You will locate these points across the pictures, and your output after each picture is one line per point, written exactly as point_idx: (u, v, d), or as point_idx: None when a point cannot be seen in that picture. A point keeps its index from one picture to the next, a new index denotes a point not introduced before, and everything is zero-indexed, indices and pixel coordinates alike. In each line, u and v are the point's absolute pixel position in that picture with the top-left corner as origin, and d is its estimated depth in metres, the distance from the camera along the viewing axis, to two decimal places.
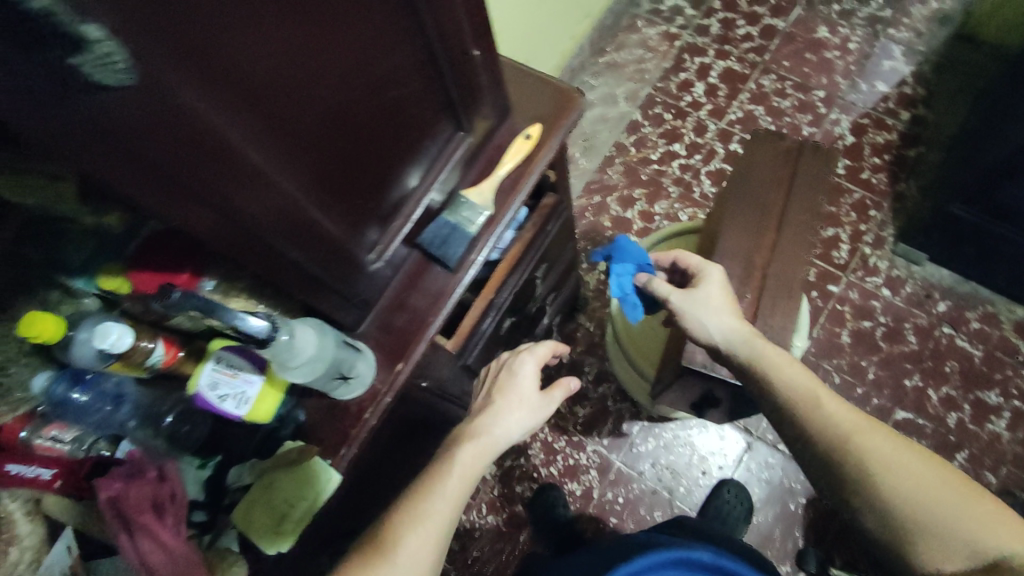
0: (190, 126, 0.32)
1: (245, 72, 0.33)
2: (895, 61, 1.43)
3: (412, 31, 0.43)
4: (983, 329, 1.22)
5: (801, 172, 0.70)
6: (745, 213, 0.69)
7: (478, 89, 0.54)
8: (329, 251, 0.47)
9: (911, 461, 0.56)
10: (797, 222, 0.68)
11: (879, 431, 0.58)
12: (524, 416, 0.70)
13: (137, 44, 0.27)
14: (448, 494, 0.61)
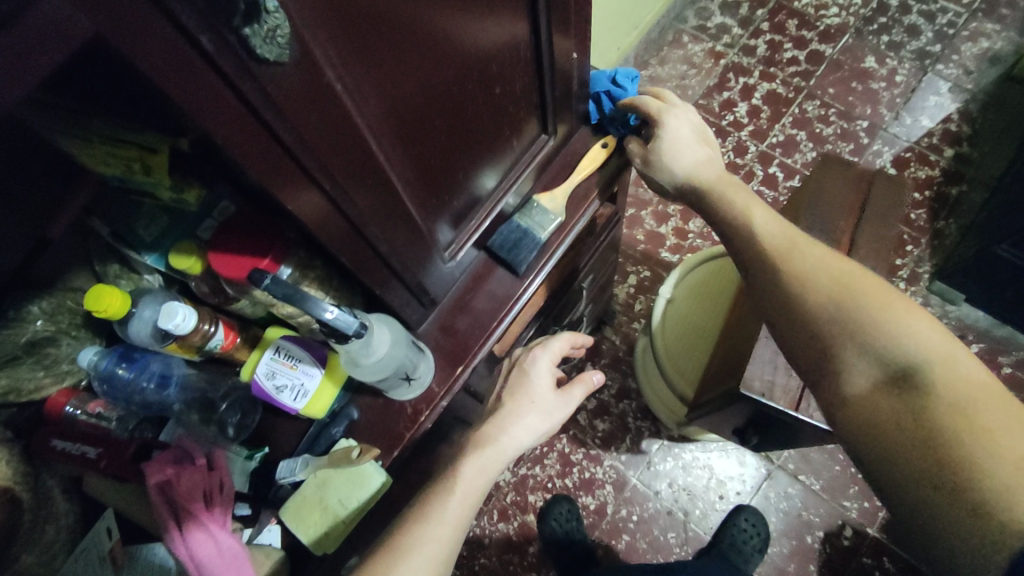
0: (330, 107, 0.31)
1: (384, 51, 0.33)
2: (942, 97, 1.41)
3: (523, 27, 0.43)
4: (1015, 375, 1.21)
5: (873, 202, 0.68)
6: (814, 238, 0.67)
7: (568, 93, 0.53)
8: (412, 245, 0.46)
9: (927, 338, 0.44)
10: (869, 248, 0.65)
11: (858, 278, 0.48)
12: (535, 422, 0.63)
13: (301, 18, 0.26)
14: (448, 518, 0.55)
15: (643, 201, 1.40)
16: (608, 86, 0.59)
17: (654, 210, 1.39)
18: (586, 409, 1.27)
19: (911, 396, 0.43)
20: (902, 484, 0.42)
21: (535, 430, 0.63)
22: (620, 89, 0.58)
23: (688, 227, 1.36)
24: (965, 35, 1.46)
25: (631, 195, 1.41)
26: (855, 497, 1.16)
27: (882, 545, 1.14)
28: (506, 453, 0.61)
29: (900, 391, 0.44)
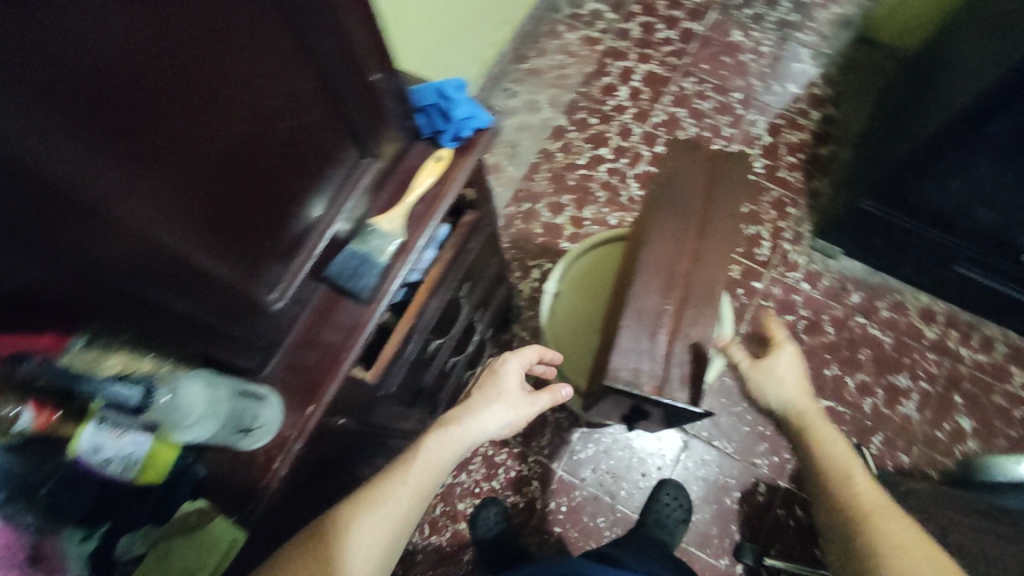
0: (40, 185, 0.29)
1: (101, 116, 0.31)
2: (804, 63, 1.49)
3: (296, 57, 0.41)
4: (892, 317, 1.29)
5: (723, 179, 0.68)
6: (668, 220, 0.66)
7: (382, 113, 0.52)
8: (224, 296, 0.44)
9: (905, 531, 0.54)
10: (722, 229, 0.66)
11: (831, 450, 0.63)
12: (497, 413, 0.73)
13: None
14: (416, 474, 0.65)
15: (537, 195, 1.41)
16: (434, 100, 0.58)
17: (548, 202, 1.40)
18: None
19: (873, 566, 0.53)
20: None
21: (499, 424, 0.73)
22: (448, 103, 0.57)
23: (583, 215, 1.38)
24: (817, 4, 1.54)
25: (524, 190, 1.42)
26: (764, 454, 1.22)
27: (793, 495, 1.20)
28: (468, 437, 0.71)
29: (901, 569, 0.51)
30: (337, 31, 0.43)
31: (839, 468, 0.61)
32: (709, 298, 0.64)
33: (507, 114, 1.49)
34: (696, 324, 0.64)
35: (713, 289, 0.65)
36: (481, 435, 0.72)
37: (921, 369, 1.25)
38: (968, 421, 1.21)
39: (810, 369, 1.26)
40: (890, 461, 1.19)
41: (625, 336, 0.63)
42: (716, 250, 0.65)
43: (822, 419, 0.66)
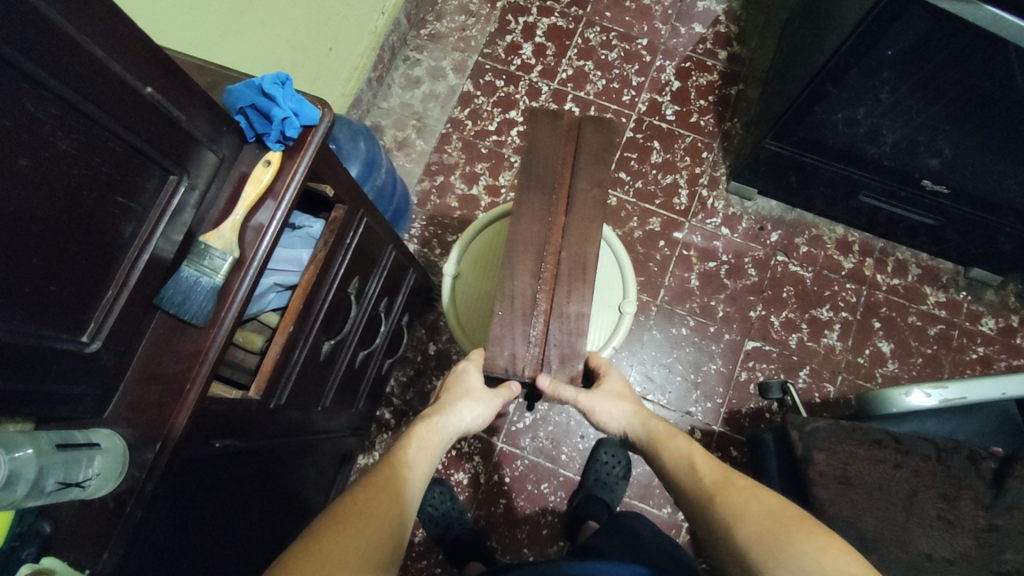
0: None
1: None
2: (708, 1, 1.45)
3: (22, 82, 0.34)
4: (810, 251, 1.31)
5: (585, 147, 0.67)
6: (533, 198, 0.65)
7: (178, 126, 0.46)
8: (0, 359, 0.38)
9: (754, 500, 0.55)
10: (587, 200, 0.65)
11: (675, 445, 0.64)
12: (474, 407, 0.69)
13: None
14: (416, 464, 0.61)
15: (449, 167, 1.36)
16: (253, 99, 0.54)
17: (461, 174, 1.36)
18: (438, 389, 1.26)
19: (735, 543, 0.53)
20: None
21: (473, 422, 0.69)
22: (267, 101, 0.53)
23: (498, 183, 1.35)
24: None
25: (437, 163, 1.37)
26: (698, 401, 1.22)
27: (728, 438, 1.20)
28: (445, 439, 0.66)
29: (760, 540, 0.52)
30: (75, 47, 0.37)
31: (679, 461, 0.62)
32: (582, 273, 0.62)
33: (411, 85, 1.42)
34: (570, 300, 0.62)
35: (586, 261, 0.63)
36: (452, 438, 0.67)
37: (841, 300, 1.28)
38: (887, 344, 1.25)
39: (735, 313, 1.28)
40: (817, 392, 1.22)
41: (498, 324, 0.62)
42: (585, 220, 0.64)
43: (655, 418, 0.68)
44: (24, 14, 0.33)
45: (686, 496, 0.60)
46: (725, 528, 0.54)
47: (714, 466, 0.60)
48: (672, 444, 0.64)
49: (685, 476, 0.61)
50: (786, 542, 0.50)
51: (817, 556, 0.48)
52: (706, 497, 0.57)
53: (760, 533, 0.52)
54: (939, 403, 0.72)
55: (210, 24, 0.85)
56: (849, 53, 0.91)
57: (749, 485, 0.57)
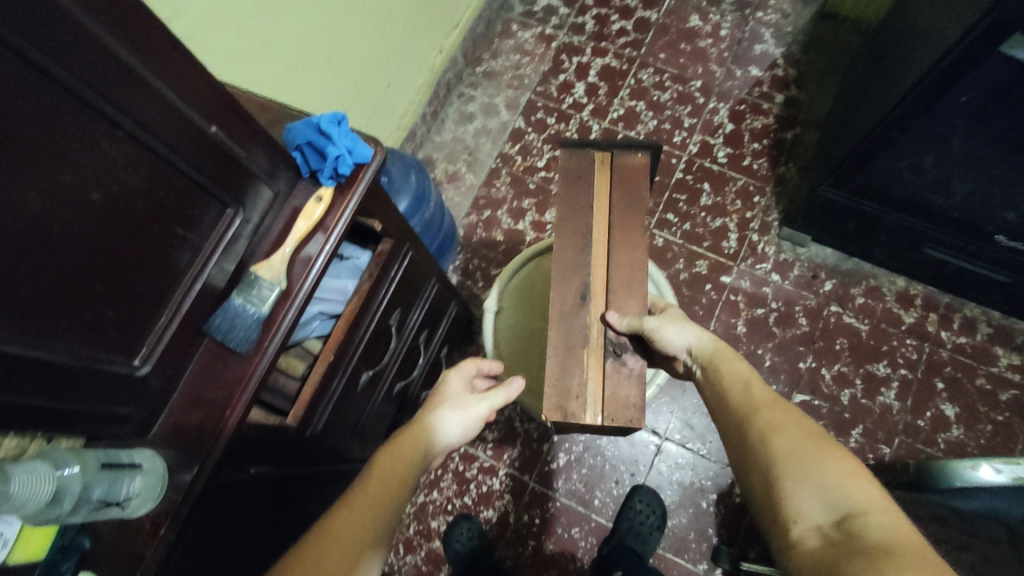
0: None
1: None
2: (766, 44, 1.44)
3: (99, 121, 0.37)
4: (867, 303, 1.25)
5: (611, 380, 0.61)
6: (572, 335, 0.63)
7: (237, 163, 0.48)
8: (54, 379, 0.40)
9: (794, 427, 0.57)
10: (628, 241, 0.65)
11: (739, 372, 0.65)
12: (451, 417, 0.70)
13: None
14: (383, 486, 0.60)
15: (497, 201, 1.38)
16: (310, 136, 0.55)
17: (508, 209, 1.37)
18: None
19: (772, 456, 0.56)
20: (812, 556, 0.49)
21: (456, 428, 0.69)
22: (323, 140, 0.55)
23: (544, 219, 1.36)
24: None
25: (484, 198, 1.39)
26: None
27: None
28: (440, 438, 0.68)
29: (802, 472, 0.53)
30: (151, 91, 0.39)
31: (742, 407, 0.62)
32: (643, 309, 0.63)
33: (464, 120, 1.45)
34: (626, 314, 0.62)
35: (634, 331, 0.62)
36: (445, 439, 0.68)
37: (900, 356, 1.21)
38: (951, 407, 1.17)
39: (785, 364, 1.22)
40: (871, 454, 1.15)
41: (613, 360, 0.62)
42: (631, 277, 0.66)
43: (730, 354, 0.68)
44: (104, 60, 0.36)
45: (727, 414, 0.63)
46: (762, 445, 0.57)
47: (766, 390, 0.62)
48: (729, 365, 0.67)
49: (732, 393, 0.64)
50: (812, 463, 0.53)
51: (841, 477, 0.52)
52: (746, 407, 0.61)
53: (783, 451, 0.55)
54: (1008, 481, 0.65)
55: (278, 60, 0.89)
56: (919, 99, 0.87)
57: (791, 410, 0.59)
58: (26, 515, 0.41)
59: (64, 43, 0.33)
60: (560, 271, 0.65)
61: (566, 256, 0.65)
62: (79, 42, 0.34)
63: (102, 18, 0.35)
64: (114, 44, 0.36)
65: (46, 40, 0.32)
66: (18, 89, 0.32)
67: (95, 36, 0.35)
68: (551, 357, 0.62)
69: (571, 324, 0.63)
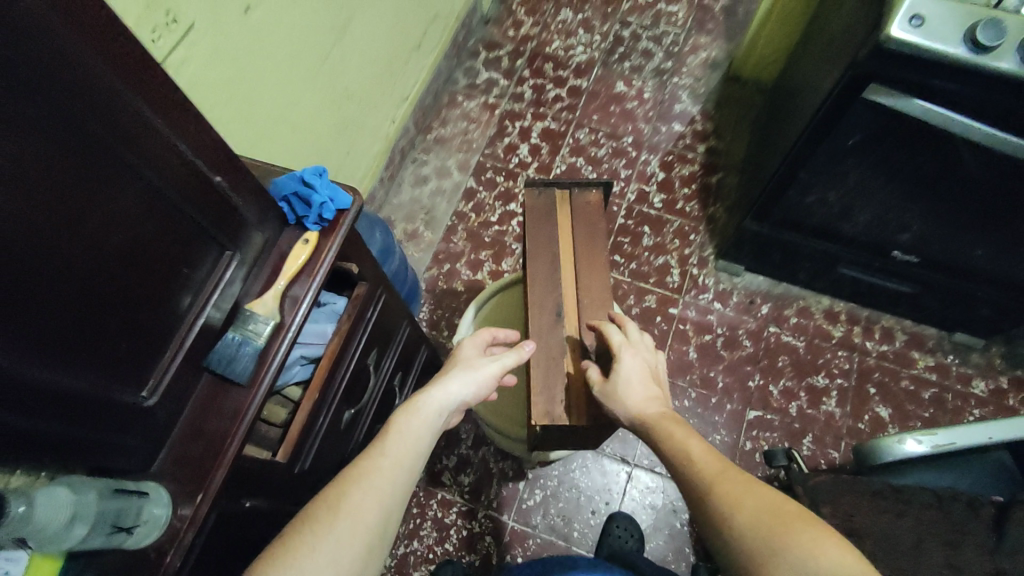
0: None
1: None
2: (684, 103, 1.63)
3: (126, 172, 0.44)
4: (800, 322, 1.38)
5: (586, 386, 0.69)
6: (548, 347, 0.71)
7: (234, 211, 0.55)
8: (75, 405, 0.44)
9: None
10: (593, 266, 0.74)
11: None
12: (460, 379, 0.74)
13: None
14: (391, 453, 0.64)
15: (456, 255, 1.47)
16: (296, 187, 0.63)
17: (467, 261, 1.46)
18: (448, 468, 1.28)
19: None
20: None
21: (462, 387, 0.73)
22: (308, 189, 0.63)
23: (501, 268, 1.45)
24: (687, 50, 1.70)
25: (443, 252, 1.47)
26: None
27: None
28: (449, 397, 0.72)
29: None
30: (168, 147, 0.46)
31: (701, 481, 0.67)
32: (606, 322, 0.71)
33: (419, 183, 1.56)
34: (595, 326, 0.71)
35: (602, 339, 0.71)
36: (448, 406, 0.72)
37: (835, 367, 1.33)
38: (885, 409, 1.28)
39: (735, 383, 1.32)
40: (822, 459, 1.24)
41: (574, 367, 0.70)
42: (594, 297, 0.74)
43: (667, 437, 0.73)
44: (133, 120, 0.43)
45: None
46: None
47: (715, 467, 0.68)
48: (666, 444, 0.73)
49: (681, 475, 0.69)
50: (776, 537, 0.49)
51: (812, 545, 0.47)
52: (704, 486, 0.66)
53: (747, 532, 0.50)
54: (931, 449, 0.76)
55: (249, 131, 0.97)
56: (810, 143, 1.02)
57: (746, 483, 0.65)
58: (43, 539, 0.43)
59: (102, 106, 0.40)
60: (535, 295, 0.73)
61: (541, 281, 0.74)
62: (116, 106, 0.41)
63: (132, 85, 0.42)
64: (143, 110, 0.43)
65: (89, 103, 0.39)
66: (63, 143, 0.38)
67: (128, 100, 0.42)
68: (534, 370, 0.70)
69: (547, 339, 0.71)
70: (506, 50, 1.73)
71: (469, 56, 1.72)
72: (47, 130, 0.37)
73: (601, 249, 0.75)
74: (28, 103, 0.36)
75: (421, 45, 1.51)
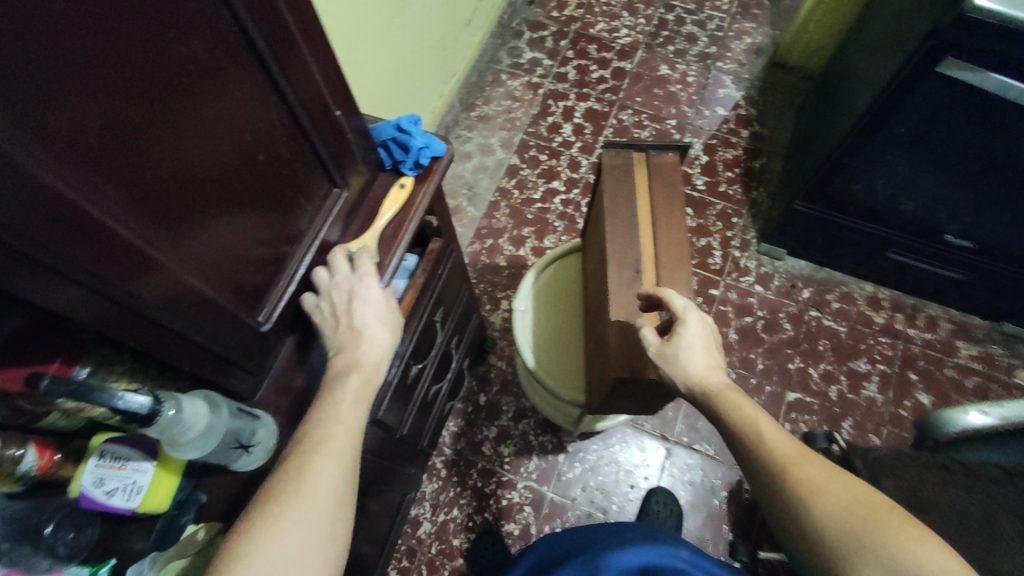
0: (42, 197, 0.31)
1: (90, 138, 0.33)
2: (728, 88, 1.63)
3: (269, 92, 0.45)
4: (842, 307, 1.38)
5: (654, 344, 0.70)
6: (627, 301, 0.72)
7: (348, 146, 0.57)
8: (211, 316, 0.46)
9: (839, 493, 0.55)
10: (670, 227, 0.75)
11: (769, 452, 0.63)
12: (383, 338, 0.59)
13: (33, 161, 0.30)
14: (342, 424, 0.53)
15: (498, 230, 1.48)
16: (393, 134, 0.64)
17: (510, 237, 1.47)
18: (488, 438, 1.29)
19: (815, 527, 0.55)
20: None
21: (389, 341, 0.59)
22: (404, 135, 0.63)
23: (544, 245, 1.45)
24: (732, 36, 1.70)
25: (486, 228, 1.48)
26: None
27: None
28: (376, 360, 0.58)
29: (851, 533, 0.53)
30: (303, 73, 0.48)
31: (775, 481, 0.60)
32: (682, 280, 0.72)
33: (462, 159, 1.56)
34: (675, 283, 0.72)
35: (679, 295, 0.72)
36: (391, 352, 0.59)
37: (877, 353, 1.33)
38: (927, 396, 1.28)
39: (775, 365, 1.33)
40: (862, 443, 1.25)
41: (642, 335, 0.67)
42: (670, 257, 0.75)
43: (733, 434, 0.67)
44: (281, 38, 0.44)
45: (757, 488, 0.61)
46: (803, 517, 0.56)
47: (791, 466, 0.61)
48: None
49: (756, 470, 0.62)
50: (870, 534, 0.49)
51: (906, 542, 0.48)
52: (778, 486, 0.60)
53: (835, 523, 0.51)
54: (997, 421, 0.75)
55: None
56: (863, 132, 1.04)
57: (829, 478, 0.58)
58: (173, 441, 0.44)
59: (262, 20, 0.42)
60: (613, 252, 0.74)
61: (618, 239, 0.75)
62: (271, 23, 0.43)
63: (285, 5, 0.44)
64: (290, 29, 0.45)
65: (254, 13, 0.41)
66: (229, 51, 0.40)
67: (280, 16, 0.43)
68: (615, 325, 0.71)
69: (626, 294, 0.73)
70: (551, 30, 1.73)
71: (513, 35, 1.73)
72: (219, 36, 0.39)
73: (678, 211, 0.76)
74: (209, 6, 0.37)
75: (470, 21, 1.52)
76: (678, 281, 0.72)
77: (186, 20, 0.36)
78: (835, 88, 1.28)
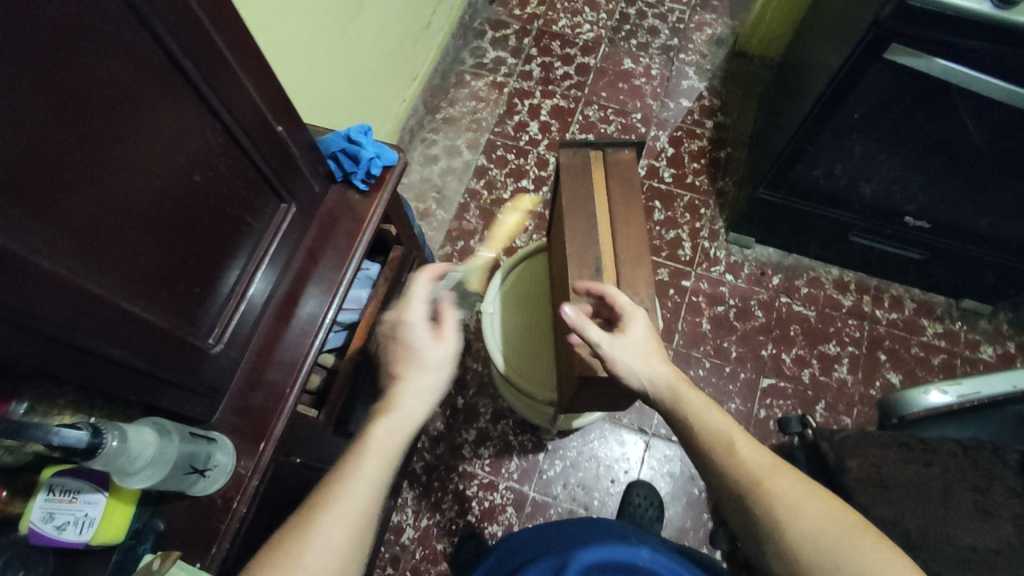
0: None
1: (9, 171, 0.32)
2: (691, 79, 1.64)
3: (203, 112, 0.45)
4: (811, 292, 1.40)
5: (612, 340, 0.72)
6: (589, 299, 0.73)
7: (291, 161, 0.56)
8: (155, 340, 0.45)
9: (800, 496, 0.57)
10: (630, 223, 0.75)
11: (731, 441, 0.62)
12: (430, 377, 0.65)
13: None
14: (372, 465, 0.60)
15: (468, 232, 1.47)
16: (342, 145, 0.64)
17: (480, 238, 1.46)
18: (468, 441, 1.29)
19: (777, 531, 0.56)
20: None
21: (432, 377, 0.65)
22: (354, 146, 0.64)
23: (515, 244, 1.45)
24: (692, 27, 1.71)
25: (456, 230, 1.48)
26: None
27: None
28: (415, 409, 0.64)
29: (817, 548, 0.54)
30: (237, 91, 0.47)
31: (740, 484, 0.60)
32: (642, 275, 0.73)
33: (430, 162, 1.55)
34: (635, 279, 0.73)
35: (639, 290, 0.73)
36: (430, 404, 0.65)
37: (846, 335, 1.35)
38: (895, 375, 1.31)
39: (748, 352, 1.34)
40: (835, 424, 1.27)
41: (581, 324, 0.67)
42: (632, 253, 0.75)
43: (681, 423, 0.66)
44: (211, 58, 0.43)
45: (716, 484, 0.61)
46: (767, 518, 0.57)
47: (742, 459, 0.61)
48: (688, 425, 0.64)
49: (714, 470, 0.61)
50: (845, 553, 0.53)
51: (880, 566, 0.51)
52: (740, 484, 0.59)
53: (813, 544, 0.54)
54: (955, 399, 0.77)
55: None
56: (819, 118, 1.05)
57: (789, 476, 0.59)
58: (118, 473, 0.43)
59: (188, 40, 0.41)
60: (573, 252, 0.74)
61: (577, 239, 0.75)
62: (197, 44, 0.42)
63: (213, 24, 0.43)
64: (219, 47, 0.44)
65: (177, 34, 0.40)
66: (155, 74, 0.39)
67: (208, 36, 0.43)
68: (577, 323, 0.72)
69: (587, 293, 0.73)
70: (513, 29, 1.73)
71: (475, 35, 1.72)
72: (143, 60, 0.38)
73: (636, 206, 0.76)
74: (127, 31, 0.36)
75: (430, 23, 1.50)
76: (638, 278, 0.73)
77: (106, 47, 0.35)
78: (793, 77, 1.30)
